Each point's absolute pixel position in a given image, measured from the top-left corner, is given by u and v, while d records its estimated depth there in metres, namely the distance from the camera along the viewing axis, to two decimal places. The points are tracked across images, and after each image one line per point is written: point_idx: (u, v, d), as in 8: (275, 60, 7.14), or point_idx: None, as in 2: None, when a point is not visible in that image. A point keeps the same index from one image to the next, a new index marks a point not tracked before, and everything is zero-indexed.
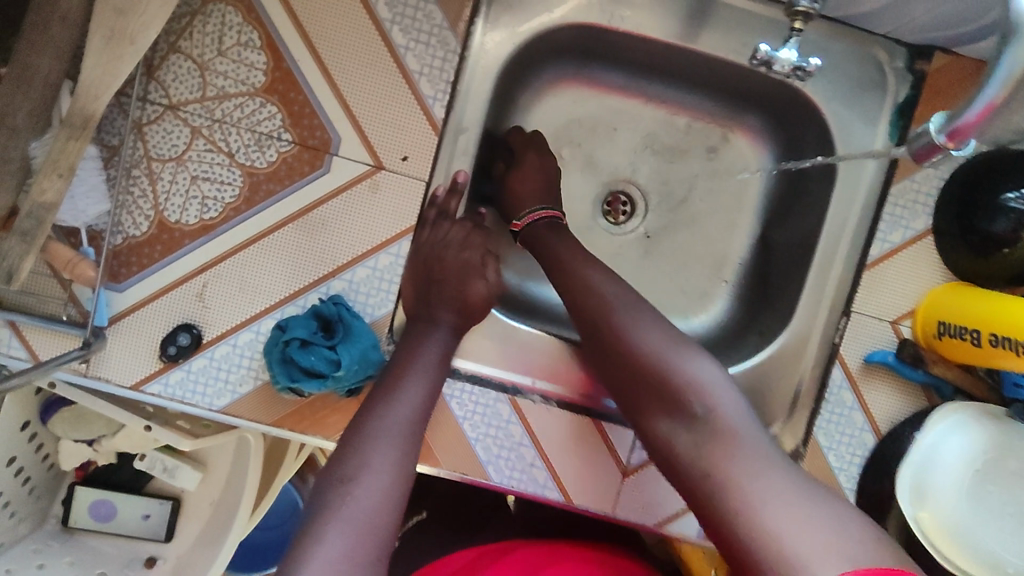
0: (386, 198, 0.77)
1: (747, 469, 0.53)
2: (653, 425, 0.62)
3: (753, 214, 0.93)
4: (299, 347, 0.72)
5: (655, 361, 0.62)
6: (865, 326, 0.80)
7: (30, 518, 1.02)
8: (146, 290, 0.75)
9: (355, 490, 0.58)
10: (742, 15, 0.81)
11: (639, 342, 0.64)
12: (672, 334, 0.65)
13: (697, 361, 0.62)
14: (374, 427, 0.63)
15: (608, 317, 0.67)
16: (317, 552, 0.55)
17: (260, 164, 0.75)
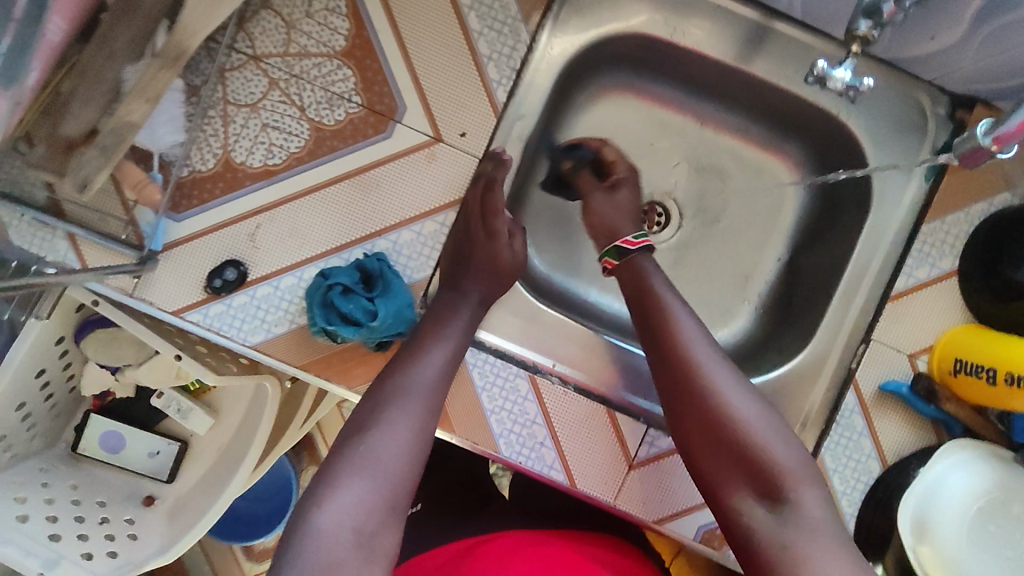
0: (440, 170, 0.81)
1: (824, 556, 0.55)
2: (728, 501, 0.62)
3: (783, 240, 0.96)
4: (340, 293, 0.75)
5: (746, 437, 0.63)
6: (883, 355, 0.82)
7: (44, 436, 1.05)
8: (203, 223, 0.79)
9: (378, 444, 0.61)
10: (795, 47, 0.85)
11: (736, 412, 0.64)
12: (760, 402, 0.66)
13: (781, 441, 0.63)
14: (396, 390, 0.67)
15: (686, 360, 0.68)
16: (336, 498, 0.57)
17: (328, 121, 0.79)
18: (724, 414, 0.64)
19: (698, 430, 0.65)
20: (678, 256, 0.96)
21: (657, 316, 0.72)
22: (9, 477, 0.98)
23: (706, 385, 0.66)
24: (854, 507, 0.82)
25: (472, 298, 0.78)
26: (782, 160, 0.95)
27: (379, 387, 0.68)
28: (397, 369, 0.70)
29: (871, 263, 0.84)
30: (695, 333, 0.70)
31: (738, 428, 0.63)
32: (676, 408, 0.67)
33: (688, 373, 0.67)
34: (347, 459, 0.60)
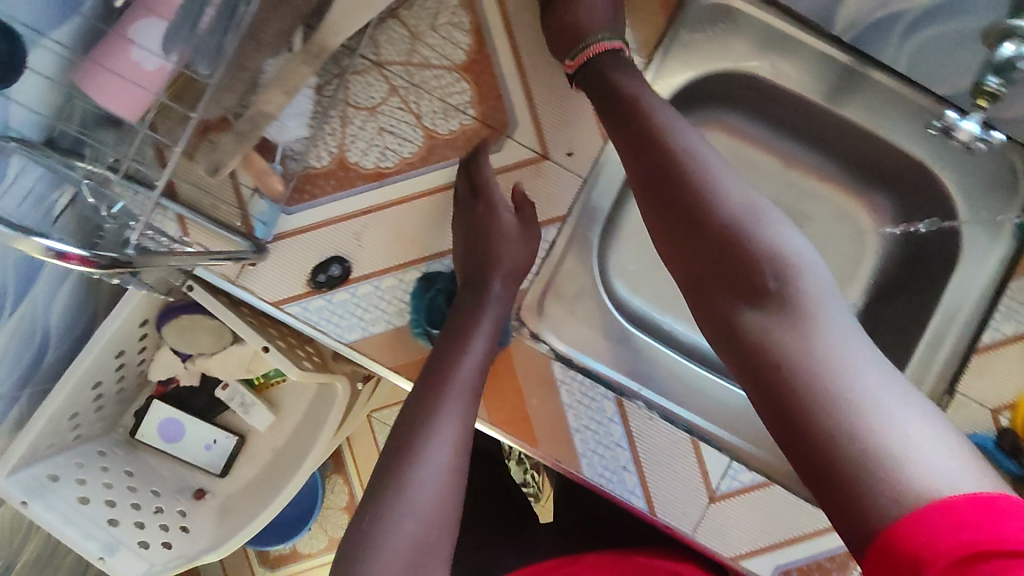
0: (545, 186, 0.83)
1: (846, 355, 0.48)
2: (724, 307, 0.54)
3: (860, 287, 0.97)
4: (443, 297, 0.81)
5: (750, 234, 0.54)
6: (967, 409, 0.82)
7: (105, 420, 1.04)
8: (313, 218, 0.81)
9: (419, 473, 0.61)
10: (886, 95, 0.87)
11: (727, 205, 0.56)
12: (756, 198, 0.57)
13: (781, 231, 0.55)
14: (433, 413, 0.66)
15: (654, 138, 0.61)
16: (397, 513, 0.58)
17: (442, 131, 0.82)
18: (749, 248, 0.54)
19: (719, 271, 0.55)
20: None
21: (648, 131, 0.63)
22: (72, 456, 0.98)
23: (737, 224, 0.55)
24: None
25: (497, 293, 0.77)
26: (866, 208, 0.97)
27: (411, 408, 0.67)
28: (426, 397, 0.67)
29: (956, 317, 0.85)
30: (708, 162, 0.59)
31: (725, 217, 0.55)
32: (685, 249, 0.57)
33: (708, 209, 0.56)
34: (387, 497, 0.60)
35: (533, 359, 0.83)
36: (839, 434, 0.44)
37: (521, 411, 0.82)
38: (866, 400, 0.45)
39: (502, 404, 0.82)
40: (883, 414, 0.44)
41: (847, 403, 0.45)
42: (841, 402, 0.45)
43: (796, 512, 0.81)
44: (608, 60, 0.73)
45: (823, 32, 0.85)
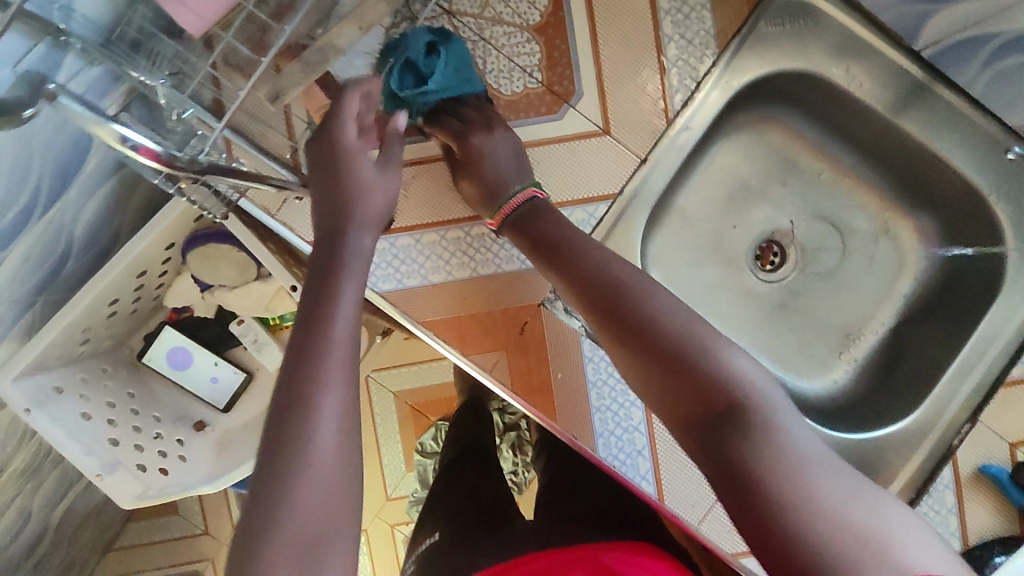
0: (600, 163, 0.81)
1: (792, 454, 0.49)
2: (715, 434, 0.52)
3: (893, 307, 0.97)
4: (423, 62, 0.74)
5: (676, 338, 0.56)
6: (985, 439, 0.84)
7: (114, 338, 1.02)
8: None
9: (319, 424, 0.49)
10: (949, 111, 0.84)
11: (658, 311, 0.58)
12: (691, 312, 0.59)
13: (731, 355, 0.56)
14: (317, 365, 0.51)
15: (620, 300, 0.60)
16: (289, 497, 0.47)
17: (505, 91, 0.80)
18: (684, 340, 0.56)
19: (670, 371, 0.55)
20: (785, 301, 0.99)
21: (551, 233, 0.68)
22: (77, 370, 0.96)
23: (688, 340, 0.56)
24: None
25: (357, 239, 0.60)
26: (910, 226, 0.96)
27: (288, 365, 0.52)
28: (305, 314, 0.54)
29: (991, 349, 0.85)
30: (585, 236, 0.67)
31: (669, 338, 0.57)
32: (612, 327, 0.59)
33: (594, 270, 0.62)
34: (279, 483, 0.47)
35: (563, 332, 0.81)
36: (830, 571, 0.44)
37: (543, 382, 0.81)
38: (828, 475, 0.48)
39: (527, 373, 0.81)
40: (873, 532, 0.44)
41: (784, 459, 0.48)
42: (779, 464, 0.48)
43: None
44: (525, 212, 0.71)
45: (897, 40, 0.83)
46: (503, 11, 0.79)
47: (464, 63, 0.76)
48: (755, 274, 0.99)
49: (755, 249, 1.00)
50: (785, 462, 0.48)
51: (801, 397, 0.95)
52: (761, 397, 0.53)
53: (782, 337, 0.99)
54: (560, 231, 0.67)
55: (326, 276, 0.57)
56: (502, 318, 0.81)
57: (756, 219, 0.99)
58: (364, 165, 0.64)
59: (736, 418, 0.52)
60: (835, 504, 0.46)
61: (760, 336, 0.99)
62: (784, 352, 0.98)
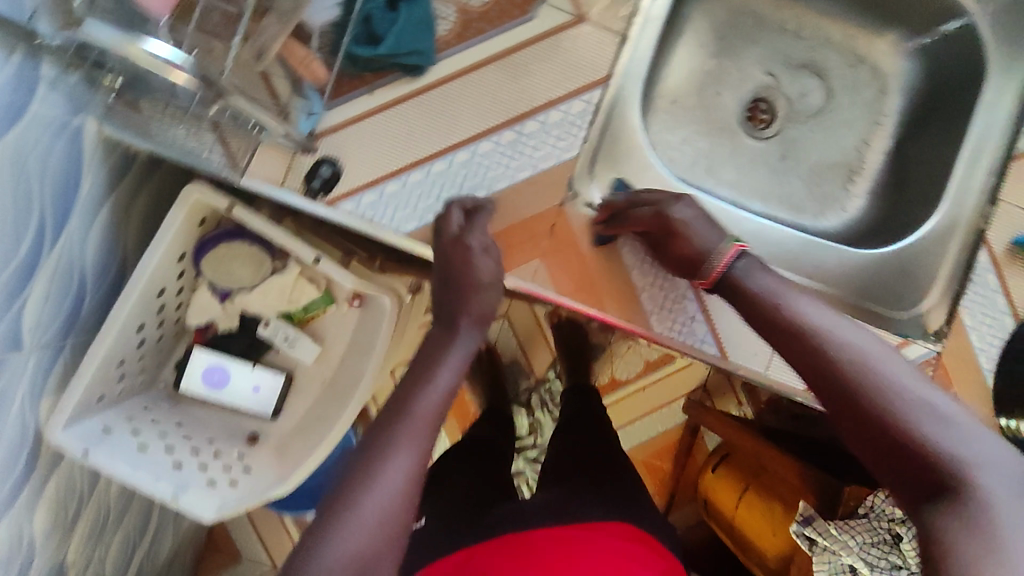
0: (584, 50, 0.81)
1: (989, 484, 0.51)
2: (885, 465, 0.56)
3: (887, 126, 1.00)
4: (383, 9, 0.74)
5: (850, 366, 0.59)
6: (1009, 213, 0.86)
7: (147, 372, 1.00)
8: (353, 110, 0.78)
9: (399, 455, 0.62)
10: None
11: (840, 339, 0.61)
12: (871, 336, 0.61)
13: (908, 374, 0.58)
14: (401, 422, 0.65)
15: (800, 333, 0.63)
16: (361, 502, 0.60)
17: (475, 4, 0.80)
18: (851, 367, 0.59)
19: (876, 433, 0.56)
20: (785, 151, 1.01)
21: (763, 306, 0.68)
22: (123, 410, 0.96)
23: (857, 369, 0.58)
24: (990, 363, 0.85)
25: (468, 333, 0.74)
26: (885, 45, 0.99)
27: (387, 416, 0.66)
28: (411, 380, 0.69)
29: (992, 132, 0.87)
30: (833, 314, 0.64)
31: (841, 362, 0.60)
32: (823, 390, 0.60)
33: (821, 358, 0.61)
34: (353, 496, 0.60)
35: (588, 225, 0.82)
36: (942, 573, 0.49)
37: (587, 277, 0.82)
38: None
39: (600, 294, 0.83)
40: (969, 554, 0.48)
41: (971, 524, 0.50)
42: (963, 529, 0.50)
43: None
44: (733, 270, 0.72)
45: None
46: None
47: (427, 24, 0.76)
48: (748, 133, 1.02)
49: (744, 111, 1.02)
50: (966, 544, 0.49)
51: (824, 235, 0.98)
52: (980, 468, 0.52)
53: (793, 187, 1.00)
54: (773, 299, 0.67)
55: (431, 360, 0.71)
56: (528, 227, 0.81)
57: (739, 81, 1.01)
58: (483, 266, 0.76)
59: (953, 495, 0.52)
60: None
61: (772, 189, 1.00)
62: (799, 198, 1.00)
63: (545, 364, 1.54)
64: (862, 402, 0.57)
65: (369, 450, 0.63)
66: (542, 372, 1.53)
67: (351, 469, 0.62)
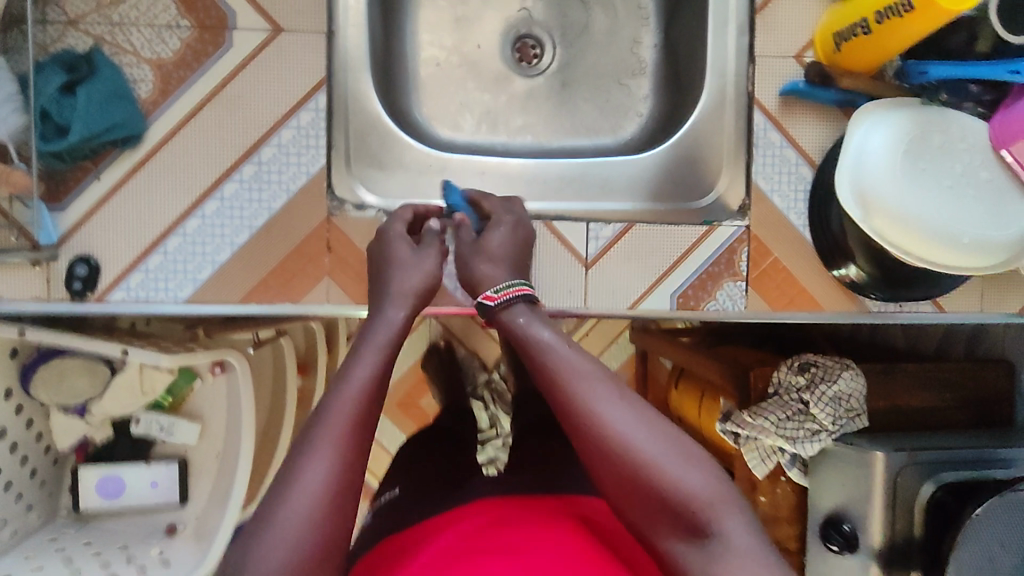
0: (293, 59, 0.79)
1: None
2: None
3: (650, 19, 0.97)
4: (61, 94, 0.73)
5: (692, 516, 0.55)
6: (771, 67, 0.83)
7: (40, 507, 1.00)
8: (87, 202, 0.77)
9: (320, 456, 0.55)
10: None
11: (686, 488, 0.56)
12: (702, 467, 0.58)
13: (738, 514, 0.56)
14: (329, 413, 0.57)
15: (641, 473, 0.57)
16: (281, 508, 0.53)
17: (166, 55, 0.77)
18: (693, 523, 0.55)
19: None
20: (565, 79, 0.98)
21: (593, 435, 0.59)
22: (20, 552, 0.95)
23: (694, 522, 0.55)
24: (802, 218, 0.85)
25: (392, 314, 0.68)
26: None
27: (311, 415, 0.58)
28: (338, 374, 0.61)
29: None
30: (592, 401, 0.60)
31: (683, 514, 0.55)
32: (639, 491, 0.57)
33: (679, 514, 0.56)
34: (275, 505, 0.53)
35: (363, 227, 0.82)
36: None
37: None
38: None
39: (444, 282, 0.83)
40: None
41: None
42: None
43: (667, 238, 0.83)
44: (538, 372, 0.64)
45: None
46: None
47: (123, 94, 0.75)
48: (522, 73, 0.98)
49: (512, 51, 0.98)
50: None
51: (625, 148, 0.96)
52: None
53: (583, 111, 0.98)
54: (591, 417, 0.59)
55: (360, 339, 0.65)
56: (303, 250, 0.80)
57: (494, 24, 0.98)
58: (398, 247, 0.74)
59: None
60: None
61: (563, 120, 0.98)
62: (592, 120, 0.98)
63: (491, 351, 1.49)
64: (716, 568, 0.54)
65: (295, 447, 0.56)
66: (494, 366, 1.48)
67: (283, 470, 0.55)
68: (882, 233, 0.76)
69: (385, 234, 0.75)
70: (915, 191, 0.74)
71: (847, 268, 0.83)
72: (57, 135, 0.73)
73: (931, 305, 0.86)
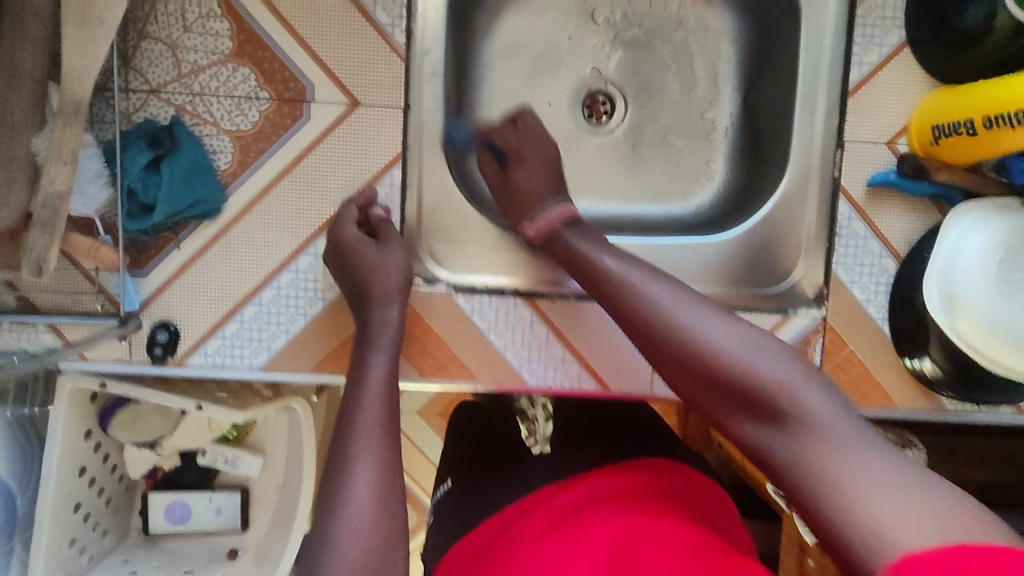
0: (369, 134, 0.79)
1: (844, 440, 0.49)
2: (736, 427, 0.55)
3: (729, 82, 0.94)
4: (146, 170, 0.74)
5: (730, 355, 0.56)
6: (861, 152, 0.80)
7: (113, 531, 1.06)
8: (167, 271, 0.79)
9: (359, 463, 0.59)
10: None
11: (683, 316, 0.60)
12: (716, 308, 0.61)
13: (771, 359, 0.55)
14: (355, 419, 0.63)
15: (625, 310, 0.64)
16: (339, 512, 0.57)
17: (245, 126, 0.78)
18: (736, 354, 0.56)
19: (738, 399, 0.55)
20: (636, 140, 0.96)
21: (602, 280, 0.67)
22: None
23: (742, 363, 0.55)
24: (882, 310, 0.82)
25: (381, 312, 0.74)
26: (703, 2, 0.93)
27: (337, 426, 0.63)
28: (350, 384, 0.67)
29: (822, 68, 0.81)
30: (671, 300, 0.61)
31: (703, 351, 0.57)
32: (707, 390, 0.57)
33: (692, 347, 0.58)
34: (329, 518, 0.57)
35: (433, 302, 0.81)
36: (847, 532, 0.44)
37: (447, 353, 0.82)
38: (911, 531, 0.41)
39: (509, 358, 0.82)
40: (882, 520, 0.42)
41: (833, 491, 0.46)
42: (830, 490, 0.46)
43: None
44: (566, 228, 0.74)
45: None
46: (194, 58, 0.76)
47: (205, 169, 0.76)
48: (591, 132, 0.96)
49: (582, 107, 0.96)
50: (829, 479, 0.47)
51: (696, 217, 0.94)
52: (808, 405, 0.52)
53: (653, 174, 0.95)
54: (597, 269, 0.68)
55: (362, 345, 0.72)
56: None
57: (567, 82, 0.95)
58: (364, 250, 0.76)
59: (794, 422, 0.51)
60: (853, 501, 0.44)
61: (634, 182, 0.95)
62: (663, 183, 0.95)
63: None
64: (747, 397, 0.54)
65: (334, 449, 0.61)
66: None
67: (330, 469, 0.60)
68: (968, 338, 0.72)
69: (342, 241, 0.77)
70: (1007, 298, 0.71)
71: (922, 361, 0.80)
72: (142, 213, 0.74)
73: (1010, 407, 0.82)
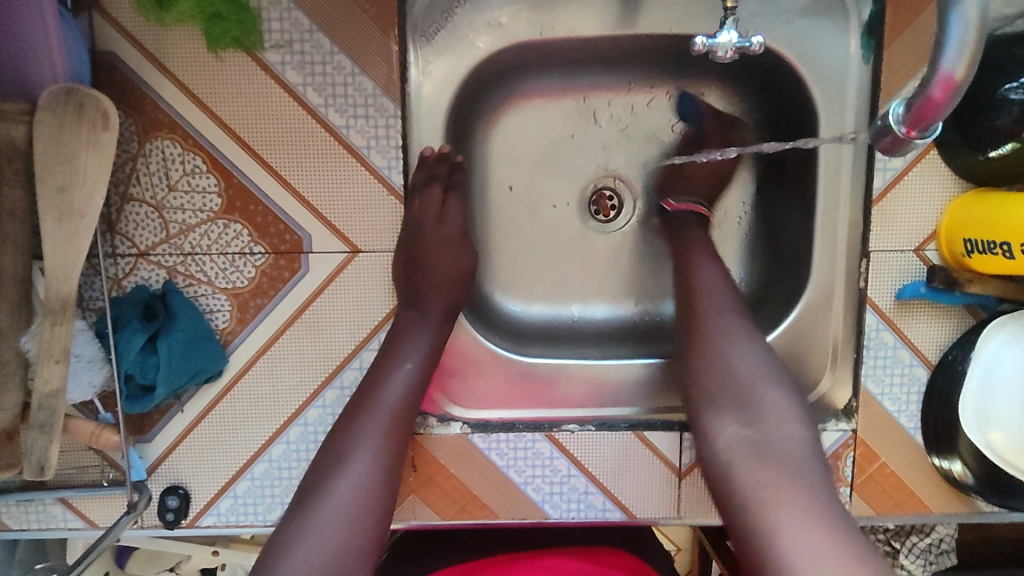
0: (372, 280, 0.75)
1: (798, 479, 0.58)
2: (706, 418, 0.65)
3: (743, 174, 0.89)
4: (144, 349, 0.70)
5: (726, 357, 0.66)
6: (889, 263, 0.77)
7: None
8: (173, 433, 0.76)
9: (365, 452, 0.64)
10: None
11: (705, 308, 0.71)
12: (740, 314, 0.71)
13: (758, 363, 0.66)
14: (376, 403, 0.68)
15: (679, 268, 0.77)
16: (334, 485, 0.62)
17: (242, 283, 0.74)
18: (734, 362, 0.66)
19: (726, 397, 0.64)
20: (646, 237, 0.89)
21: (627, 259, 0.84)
22: None
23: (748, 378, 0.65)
24: (914, 420, 0.79)
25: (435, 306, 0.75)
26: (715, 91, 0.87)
27: (360, 403, 0.68)
28: (383, 359, 0.72)
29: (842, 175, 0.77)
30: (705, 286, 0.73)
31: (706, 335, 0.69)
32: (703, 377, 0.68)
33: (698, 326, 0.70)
34: (318, 491, 0.62)
35: (449, 443, 0.79)
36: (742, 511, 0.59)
37: (466, 494, 0.79)
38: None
39: (530, 494, 0.80)
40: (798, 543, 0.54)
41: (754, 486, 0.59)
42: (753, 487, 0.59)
43: None
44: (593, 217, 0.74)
45: None
46: (181, 217, 0.72)
47: (205, 335, 0.73)
48: (600, 230, 0.90)
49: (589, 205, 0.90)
50: (755, 481, 0.59)
51: None
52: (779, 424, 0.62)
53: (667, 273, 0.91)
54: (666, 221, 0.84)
55: (412, 327, 0.73)
56: None
57: None
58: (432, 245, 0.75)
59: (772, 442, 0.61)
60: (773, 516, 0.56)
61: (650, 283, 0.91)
62: None
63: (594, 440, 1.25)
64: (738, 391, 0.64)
65: (338, 439, 0.65)
66: None
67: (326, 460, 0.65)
68: (1002, 454, 0.71)
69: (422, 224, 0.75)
70: None
71: (951, 462, 0.77)
72: (142, 393, 0.72)
73: None
